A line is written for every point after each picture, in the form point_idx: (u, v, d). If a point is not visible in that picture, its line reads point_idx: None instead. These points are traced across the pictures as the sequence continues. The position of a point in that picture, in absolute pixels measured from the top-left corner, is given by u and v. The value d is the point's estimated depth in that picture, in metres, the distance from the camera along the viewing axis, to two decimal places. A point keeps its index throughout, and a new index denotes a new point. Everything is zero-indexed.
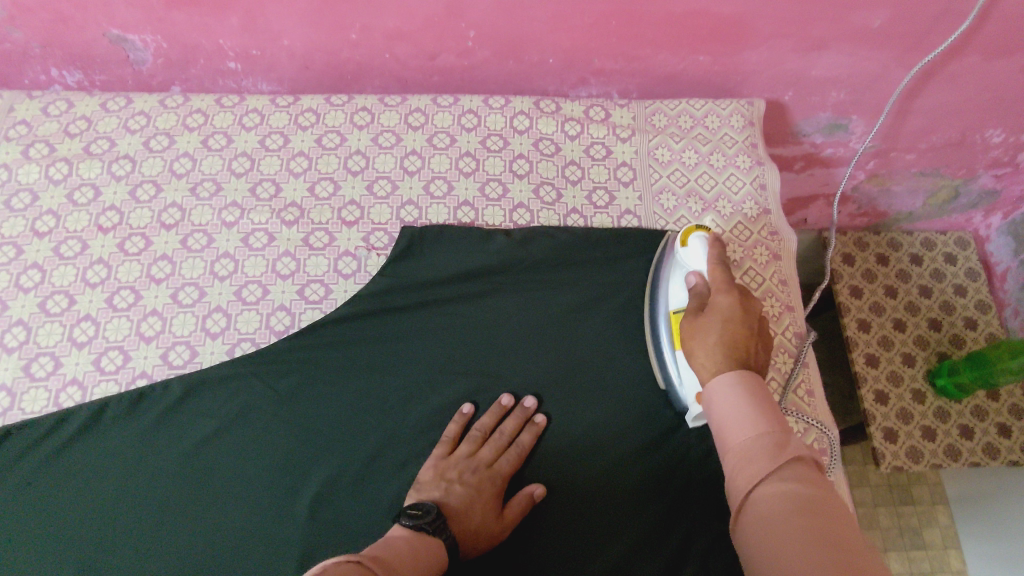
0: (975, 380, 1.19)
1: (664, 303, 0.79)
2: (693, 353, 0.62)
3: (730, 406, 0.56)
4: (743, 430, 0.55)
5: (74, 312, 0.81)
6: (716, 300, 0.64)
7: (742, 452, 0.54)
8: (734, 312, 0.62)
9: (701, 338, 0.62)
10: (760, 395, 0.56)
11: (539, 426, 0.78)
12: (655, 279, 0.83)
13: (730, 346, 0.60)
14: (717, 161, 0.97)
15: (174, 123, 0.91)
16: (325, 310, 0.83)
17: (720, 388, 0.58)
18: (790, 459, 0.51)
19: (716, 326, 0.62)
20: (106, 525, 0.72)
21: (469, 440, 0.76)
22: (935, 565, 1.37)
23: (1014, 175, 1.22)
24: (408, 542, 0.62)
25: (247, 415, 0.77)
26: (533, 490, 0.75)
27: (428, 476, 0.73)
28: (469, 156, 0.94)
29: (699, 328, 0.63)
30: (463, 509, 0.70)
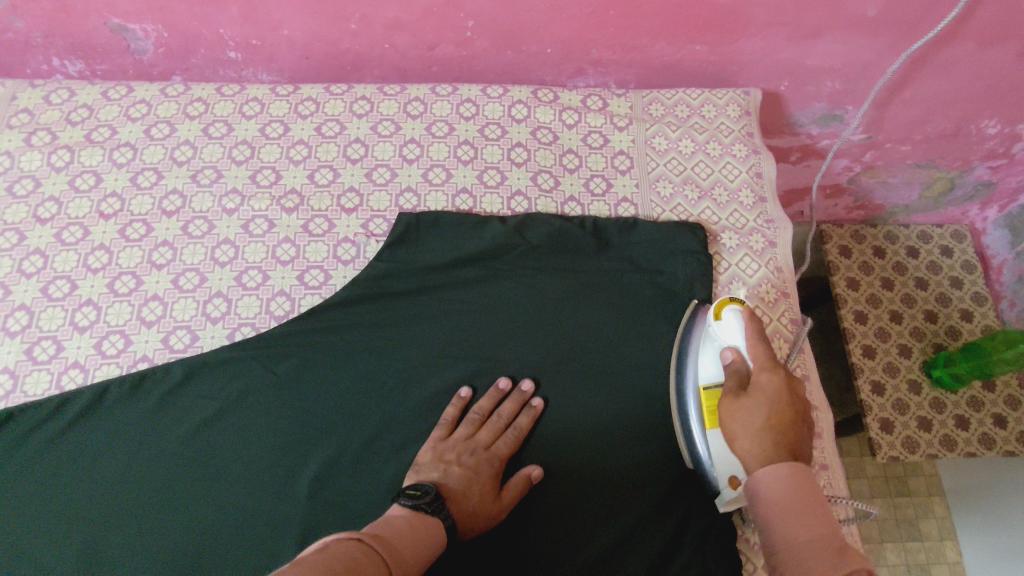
0: (971, 370, 1.20)
1: (693, 376, 0.77)
2: (736, 437, 0.62)
3: (783, 503, 0.57)
4: (795, 527, 0.55)
5: (76, 297, 0.82)
6: (760, 382, 0.64)
7: (797, 548, 0.53)
8: (779, 396, 0.62)
9: (746, 422, 0.62)
10: (810, 491, 0.57)
11: (537, 409, 0.79)
12: (681, 346, 0.81)
13: (775, 434, 0.61)
14: (713, 150, 0.98)
15: (175, 112, 0.92)
16: (325, 296, 0.84)
17: (769, 477, 0.58)
18: (846, 556, 0.51)
19: (761, 411, 0.62)
20: (107, 505, 0.73)
21: (467, 423, 0.77)
22: (930, 555, 1.38)
23: (1009, 167, 1.23)
24: (407, 521, 0.63)
25: (247, 398, 0.78)
26: (530, 472, 0.76)
27: (427, 458, 0.74)
28: (467, 144, 0.95)
29: (743, 413, 0.63)
30: (462, 491, 0.71)
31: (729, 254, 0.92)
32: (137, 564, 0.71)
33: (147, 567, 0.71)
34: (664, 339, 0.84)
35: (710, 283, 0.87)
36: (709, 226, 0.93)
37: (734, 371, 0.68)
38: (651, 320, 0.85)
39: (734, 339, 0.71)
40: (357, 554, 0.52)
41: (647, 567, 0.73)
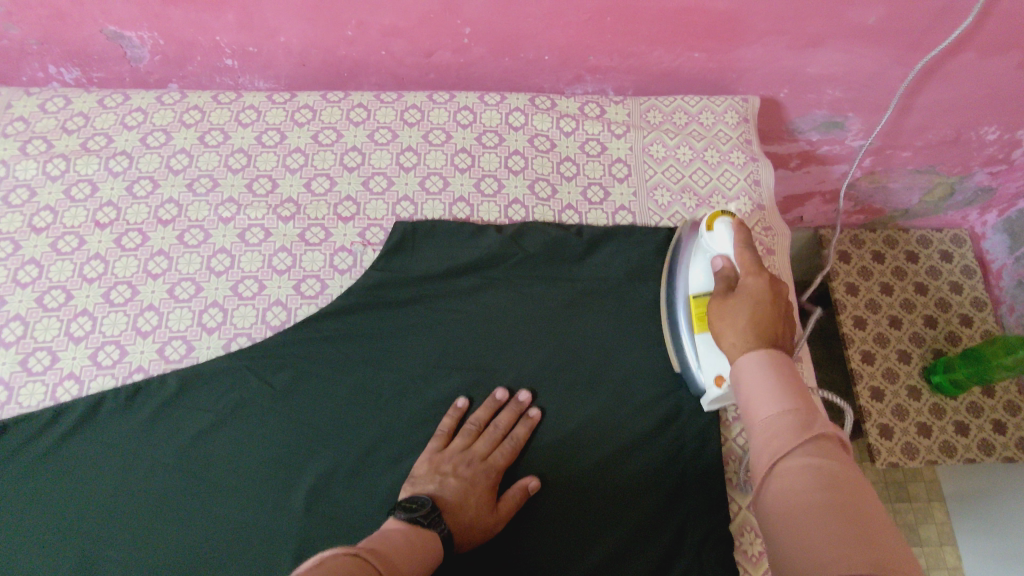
0: (971, 375, 1.20)
1: (684, 288, 0.81)
2: (722, 334, 0.63)
3: (762, 383, 0.56)
4: (773, 407, 0.54)
5: (71, 307, 0.81)
6: (746, 284, 0.65)
7: (774, 430, 0.53)
8: (764, 295, 0.63)
9: (731, 320, 0.62)
10: (786, 373, 0.57)
11: (534, 419, 0.79)
12: (672, 264, 0.86)
13: (760, 325, 0.61)
14: (712, 157, 0.97)
15: (171, 120, 0.92)
16: (322, 305, 0.84)
17: (749, 364, 0.58)
18: (818, 434, 0.51)
19: (747, 307, 0.63)
20: (103, 518, 0.73)
21: (463, 434, 0.77)
22: (931, 561, 1.38)
23: (1009, 173, 1.23)
24: (405, 535, 0.62)
25: (243, 408, 0.78)
26: (527, 483, 0.76)
27: (423, 470, 0.74)
28: (465, 152, 0.94)
29: (729, 312, 0.64)
30: (458, 502, 0.71)
31: None
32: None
33: None
34: (660, 348, 0.84)
35: None
36: None
37: (724, 278, 0.69)
38: (649, 329, 0.85)
39: (721, 246, 0.75)
40: (356, 570, 0.51)
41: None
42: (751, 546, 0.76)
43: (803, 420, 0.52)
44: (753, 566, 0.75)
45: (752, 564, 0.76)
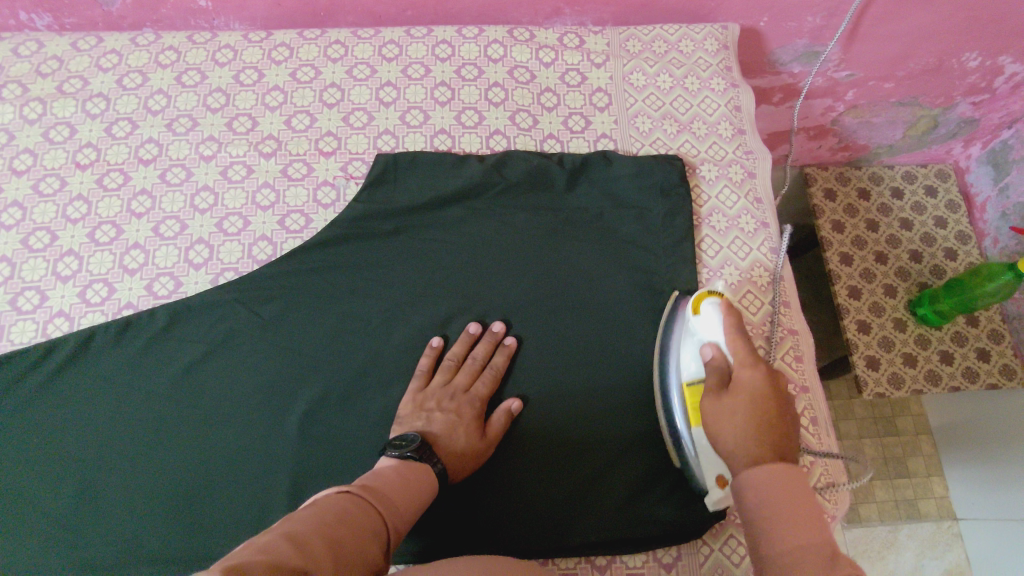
0: (953, 308, 1.17)
1: (677, 373, 0.74)
2: (719, 438, 0.59)
3: (777, 505, 0.53)
4: (786, 533, 0.51)
5: (57, 247, 0.82)
6: (740, 378, 0.60)
7: (786, 558, 0.50)
8: (762, 394, 0.59)
9: (726, 428, 0.58)
10: (801, 495, 0.53)
11: (510, 347, 0.80)
12: (664, 340, 0.78)
13: (764, 436, 0.57)
14: (692, 84, 0.97)
15: (146, 61, 0.91)
16: (307, 239, 0.84)
17: (759, 479, 0.54)
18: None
19: (743, 410, 0.58)
20: (99, 447, 0.74)
21: (442, 371, 0.78)
22: (918, 491, 1.40)
23: (992, 103, 1.22)
24: (397, 471, 0.63)
25: (232, 340, 0.79)
26: (510, 405, 0.77)
27: (408, 409, 0.75)
28: (444, 86, 0.94)
29: (724, 413, 0.59)
30: (446, 434, 0.72)
31: (707, 186, 0.92)
32: (132, 503, 0.72)
33: (141, 506, 0.72)
34: (643, 271, 0.85)
35: (690, 217, 0.88)
36: (688, 159, 0.93)
37: (716, 369, 0.64)
38: (631, 253, 0.86)
39: (713, 333, 0.69)
40: (349, 507, 0.54)
41: (634, 489, 0.75)
42: None
43: (821, 557, 0.49)
44: None
45: None
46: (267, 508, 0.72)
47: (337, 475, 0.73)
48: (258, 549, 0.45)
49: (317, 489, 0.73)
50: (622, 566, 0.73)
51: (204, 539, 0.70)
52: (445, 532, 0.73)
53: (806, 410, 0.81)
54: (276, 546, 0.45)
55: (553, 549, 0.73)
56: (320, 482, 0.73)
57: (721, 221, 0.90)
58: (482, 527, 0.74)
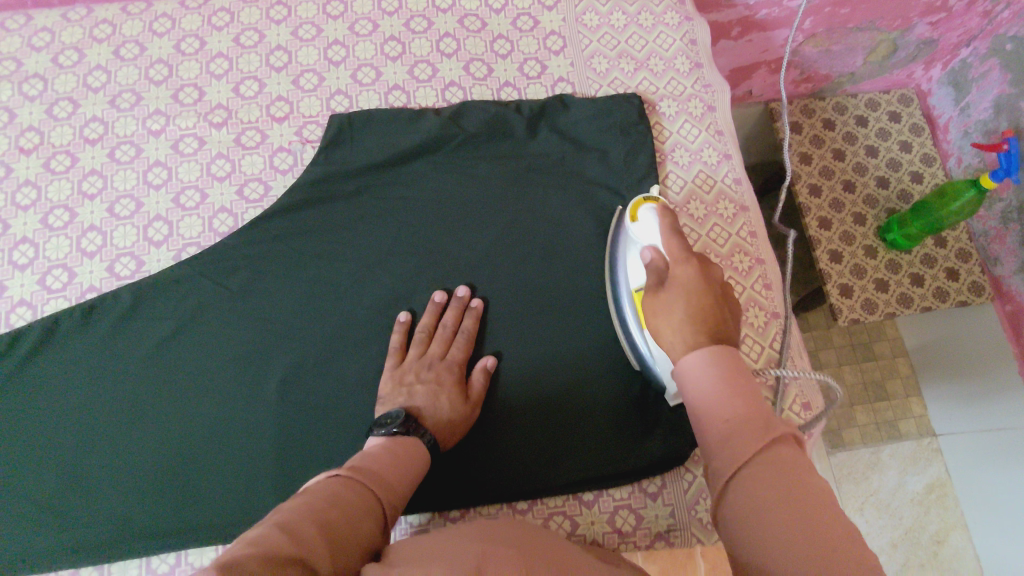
0: (923, 230, 1.17)
1: (625, 284, 0.74)
2: (661, 332, 0.56)
3: (714, 383, 0.49)
4: (724, 411, 0.47)
5: (11, 236, 0.80)
6: (675, 276, 0.57)
7: (725, 427, 0.46)
8: (697, 287, 0.55)
9: (665, 315, 0.55)
10: (735, 372, 0.50)
11: (477, 309, 0.79)
12: (612, 256, 0.78)
13: (699, 320, 0.53)
14: (646, 20, 0.96)
15: (81, 37, 0.88)
16: (267, 207, 0.83)
17: (693, 365, 0.51)
18: (779, 438, 0.45)
19: (681, 303, 0.55)
20: (79, 429, 0.74)
21: (416, 344, 0.77)
22: (898, 412, 1.42)
23: (949, 22, 1.19)
24: (383, 446, 0.64)
25: (203, 314, 0.78)
26: (486, 363, 0.77)
27: (386, 388, 0.74)
28: (394, 40, 0.92)
29: (662, 308, 0.56)
30: (429, 405, 0.72)
31: (668, 123, 0.91)
32: (118, 481, 0.72)
33: (129, 482, 0.72)
34: (610, 213, 0.85)
35: (653, 155, 0.87)
36: (647, 96, 0.93)
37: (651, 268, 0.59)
38: (597, 195, 0.86)
39: (651, 238, 0.67)
40: (341, 491, 0.54)
41: (616, 425, 0.77)
42: None
43: (758, 420, 0.46)
44: None
45: None
46: (255, 475, 0.73)
47: (322, 438, 0.74)
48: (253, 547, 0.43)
49: (303, 452, 0.73)
50: (609, 499, 0.75)
51: (196, 510, 0.71)
52: (434, 485, 0.74)
53: (779, 335, 0.82)
54: (269, 537, 0.45)
55: (542, 489, 0.74)
56: (305, 446, 0.74)
57: (684, 156, 0.90)
58: (469, 477, 0.75)
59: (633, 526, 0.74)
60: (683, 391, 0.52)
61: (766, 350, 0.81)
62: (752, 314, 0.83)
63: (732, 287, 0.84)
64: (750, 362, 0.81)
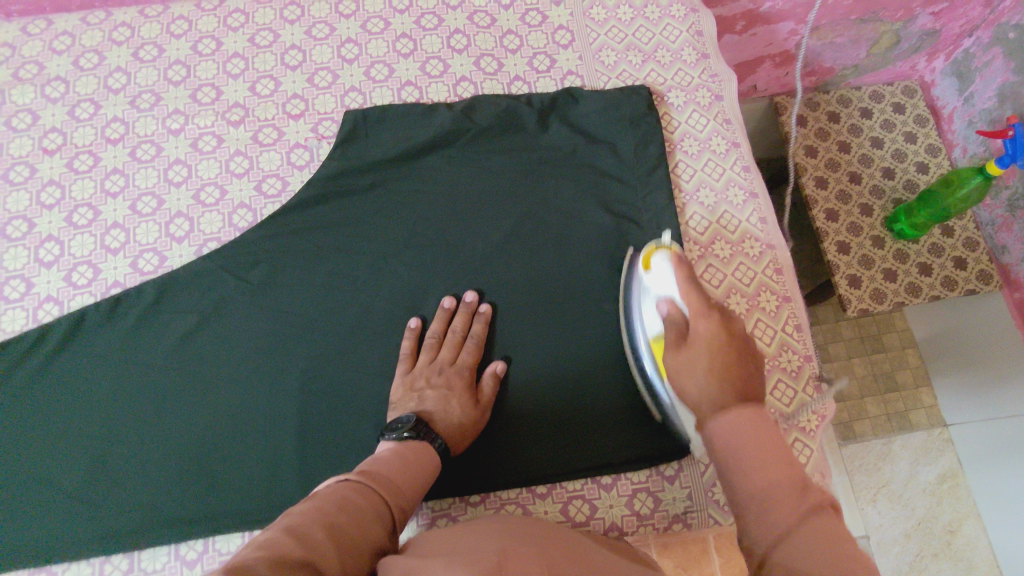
0: (929, 219, 1.18)
1: (642, 330, 0.72)
2: (686, 393, 0.58)
3: (745, 445, 0.50)
4: (755, 477, 0.48)
5: (36, 234, 0.81)
6: (697, 332, 0.59)
7: (759, 497, 0.47)
8: (719, 342, 0.57)
9: (693, 384, 0.57)
10: (766, 438, 0.50)
11: (486, 313, 0.80)
12: (627, 298, 0.77)
13: (726, 379, 0.55)
14: (652, 13, 0.97)
15: (101, 39, 0.90)
16: (285, 202, 0.84)
17: (723, 431, 0.51)
18: (815, 506, 0.44)
19: (703, 361, 0.57)
20: (108, 420, 0.75)
21: (426, 349, 0.78)
22: (908, 403, 1.42)
23: (951, 12, 1.20)
24: (396, 451, 0.65)
25: (224, 307, 0.79)
26: (495, 368, 0.78)
27: (399, 393, 0.75)
28: (405, 37, 0.94)
29: (685, 368, 0.58)
30: (440, 410, 0.73)
31: (676, 113, 0.93)
32: (146, 471, 0.74)
33: (156, 472, 0.74)
34: (622, 202, 0.86)
35: (663, 145, 0.88)
36: (655, 87, 0.94)
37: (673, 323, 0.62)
38: (608, 185, 0.87)
39: (665, 287, 0.66)
40: (350, 495, 0.55)
41: (631, 415, 0.77)
42: None
43: (791, 487, 0.46)
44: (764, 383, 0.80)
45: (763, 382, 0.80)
46: (280, 463, 0.74)
47: (345, 427, 0.75)
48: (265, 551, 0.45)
49: (326, 440, 0.75)
50: (627, 482, 0.76)
51: (222, 497, 0.73)
52: (452, 477, 0.75)
53: (790, 318, 0.83)
54: (278, 541, 0.47)
55: (562, 474, 0.75)
56: (328, 435, 0.75)
57: (693, 145, 0.91)
58: (486, 471, 0.76)
59: (651, 509, 0.75)
60: (713, 449, 0.53)
61: (779, 334, 0.82)
62: (763, 299, 0.84)
63: (743, 272, 0.85)
64: (764, 345, 0.82)
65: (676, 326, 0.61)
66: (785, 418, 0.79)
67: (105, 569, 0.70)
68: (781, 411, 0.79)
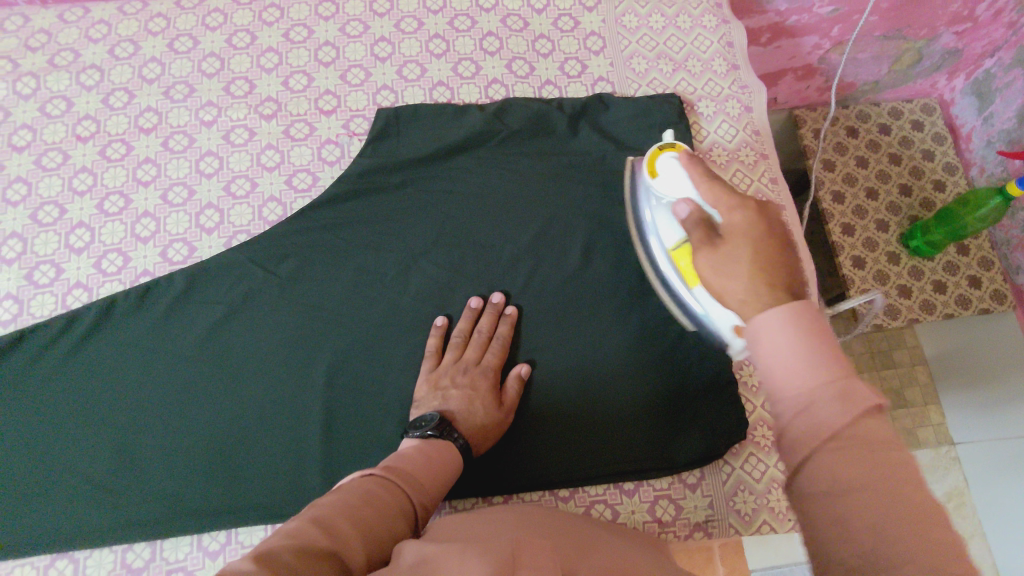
0: (945, 236, 1.18)
1: (659, 241, 0.74)
2: (721, 294, 0.50)
3: (791, 338, 0.43)
4: (798, 376, 0.42)
5: (67, 220, 0.82)
6: (730, 225, 0.51)
7: (799, 399, 0.42)
8: (757, 235, 0.50)
9: (732, 281, 0.49)
10: (811, 333, 0.43)
11: (512, 316, 0.80)
12: (636, 209, 0.79)
13: (769, 273, 0.47)
14: (684, 23, 0.98)
15: (136, 29, 0.90)
16: (315, 197, 0.85)
17: (769, 325, 0.44)
18: (859, 413, 0.40)
19: (743, 254, 0.49)
20: (133, 407, 0.75)
21: (452, 348, 0.78)
22: (917, 420, 1.34)
23: (975, 31, 1.20)
24: (420, 449, 0.65)
25: (252, 299, 0.80)
26: (520, 371, 0.78)
27: (423, 390, 0.75)
28: (438, 38, 0.94)
29: (721, 263, 0.50)
30: (464, 410, 0.72)
31: (706, 123, 0.93)
32: (170, 460, 0.74)
33: (180, 461, 0.74)
34: None
35: (692, 154, 0.89)
36: (685, 96, 0.94)
37: (697, 217, 0.55)
38: None
39: (680, 187, 0.66)
40: (376, 489, 0.55)
41: (651, 424, 0.77)
42: None
43: (836, 387, 0.41)
44: None
45: None
46: (304, 457, 0.74)
47: (371, 423, 0.76)
48: (292, 540, 0.45)
49: (350, 437, 0.75)
50: (649, 488, 0.76)
51: (245, 489, 0.72)
52: (472, 476, 0.75)
53: None
54: (304, 532, 0.47)
55: (581, 479, 0.76)
56: (352, 432, 0.75)
57: (721, 155, 0.91)
58: (506, 474, 0.76)
59: (673, 516, 0.75)
60: (752, 344, 0.46)
61: None
62: None
63: None
64: None
65: (698, 221, 0.54)
66: None
67: (128, 557, 0.70)
68: None
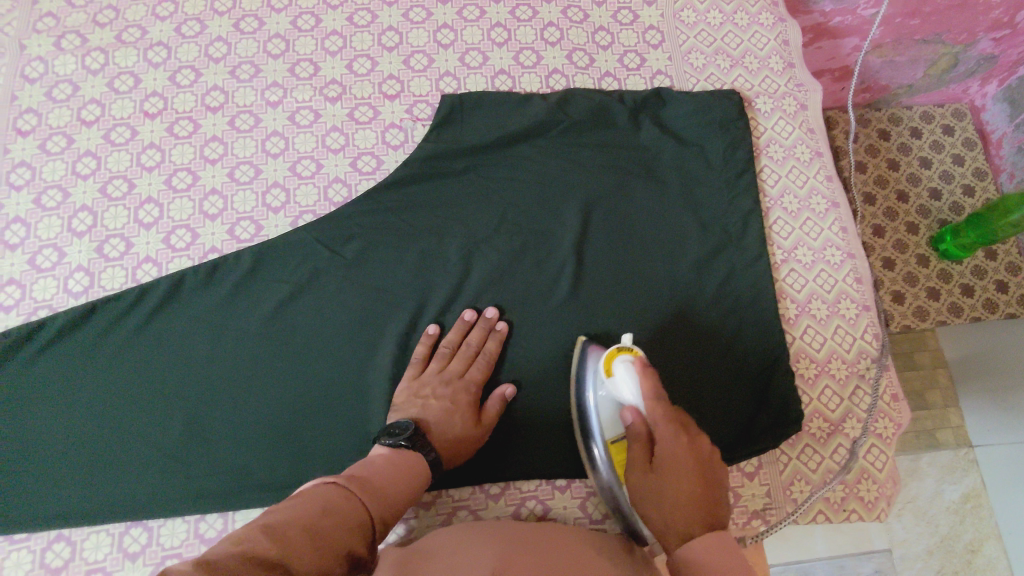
0: (975, 241, 1.19)
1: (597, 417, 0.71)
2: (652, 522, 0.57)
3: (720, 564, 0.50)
4: None
5: (136, 196, 0.83)
6: (665, 454, 0.57)
7: None
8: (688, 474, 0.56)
9: (660, 510, 0.56)
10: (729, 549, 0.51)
11: (502, 332, 0.79)
12: (578, 372, 0.75)
13: (693, 504, 0.54)
14: (741, 20, 0.98)
15: (202, 9, 0.91)
16: (381, 179, 0.86)
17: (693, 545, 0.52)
18: None
19: (670, 490, 0.56)
20: (203, 380, 0.76)
21: (437, 358, 0.77)
22: (937, 422, 1.23)
23: (1013, 38, 1.19)
24: (387, 459, 0.63)
25: (318, 279, 0.80)
26: (504, 391, 0.77)
27: (403, 397, 0.74)
28: (500, 26, 0.95)
29: (654, 499, 0.57)
30: (440, 422, 0.71)
31: (762, 118, 0.94)
32: (239, 434, 0.75)
33: (248, 436, 0.74)
34: (708, 205, 0.87)
35: (750, 150, 0.90)
36: (743, 93, 0.95)
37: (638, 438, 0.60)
38: (697, 183, 0.87)
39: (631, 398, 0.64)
40: (335, 500, 0.52)
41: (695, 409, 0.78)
42: (839, 371, 0.82)
43: None
44: (841, 387, 0.82)
45: (841, 386, 0.82)
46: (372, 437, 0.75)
47: None
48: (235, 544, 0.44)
49: None
50: None
51: (314, 464, 0.74)
52: (506, 463, 0.76)
53: (869, 326, 0.84)
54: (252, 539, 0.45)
55: None
56: None
57: (778, 151, 0.92)
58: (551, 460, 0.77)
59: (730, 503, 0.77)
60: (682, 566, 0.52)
61: (858, 341, 0.83)
62: (843, 306, 0.85)
63: (824, 279, 0.86)
64: (843, 351, 0.83)
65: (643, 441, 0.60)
66: (862, 422, 0.80)
67: (201, 528, 0.72)
68: (859, 416, 0.81)
